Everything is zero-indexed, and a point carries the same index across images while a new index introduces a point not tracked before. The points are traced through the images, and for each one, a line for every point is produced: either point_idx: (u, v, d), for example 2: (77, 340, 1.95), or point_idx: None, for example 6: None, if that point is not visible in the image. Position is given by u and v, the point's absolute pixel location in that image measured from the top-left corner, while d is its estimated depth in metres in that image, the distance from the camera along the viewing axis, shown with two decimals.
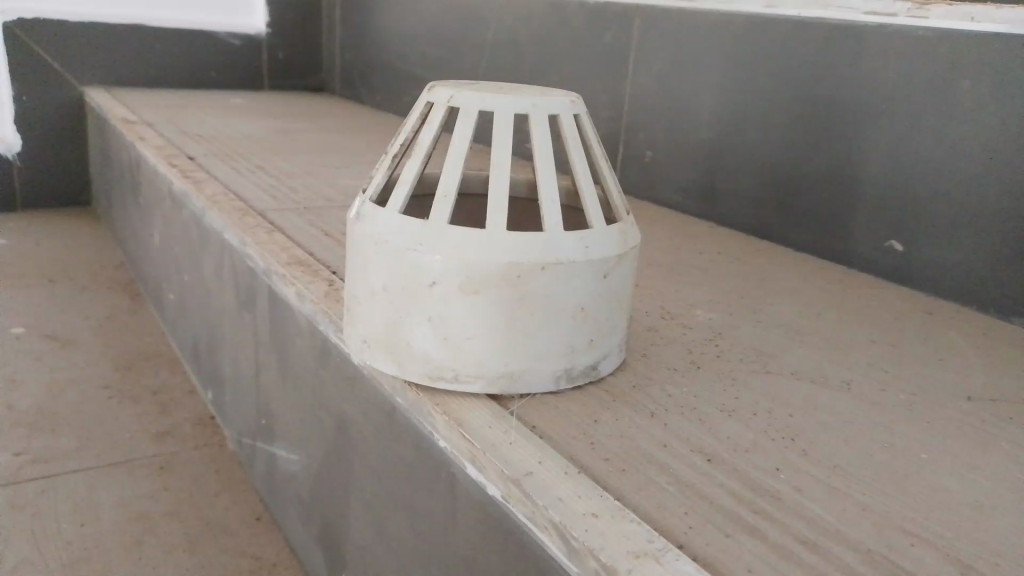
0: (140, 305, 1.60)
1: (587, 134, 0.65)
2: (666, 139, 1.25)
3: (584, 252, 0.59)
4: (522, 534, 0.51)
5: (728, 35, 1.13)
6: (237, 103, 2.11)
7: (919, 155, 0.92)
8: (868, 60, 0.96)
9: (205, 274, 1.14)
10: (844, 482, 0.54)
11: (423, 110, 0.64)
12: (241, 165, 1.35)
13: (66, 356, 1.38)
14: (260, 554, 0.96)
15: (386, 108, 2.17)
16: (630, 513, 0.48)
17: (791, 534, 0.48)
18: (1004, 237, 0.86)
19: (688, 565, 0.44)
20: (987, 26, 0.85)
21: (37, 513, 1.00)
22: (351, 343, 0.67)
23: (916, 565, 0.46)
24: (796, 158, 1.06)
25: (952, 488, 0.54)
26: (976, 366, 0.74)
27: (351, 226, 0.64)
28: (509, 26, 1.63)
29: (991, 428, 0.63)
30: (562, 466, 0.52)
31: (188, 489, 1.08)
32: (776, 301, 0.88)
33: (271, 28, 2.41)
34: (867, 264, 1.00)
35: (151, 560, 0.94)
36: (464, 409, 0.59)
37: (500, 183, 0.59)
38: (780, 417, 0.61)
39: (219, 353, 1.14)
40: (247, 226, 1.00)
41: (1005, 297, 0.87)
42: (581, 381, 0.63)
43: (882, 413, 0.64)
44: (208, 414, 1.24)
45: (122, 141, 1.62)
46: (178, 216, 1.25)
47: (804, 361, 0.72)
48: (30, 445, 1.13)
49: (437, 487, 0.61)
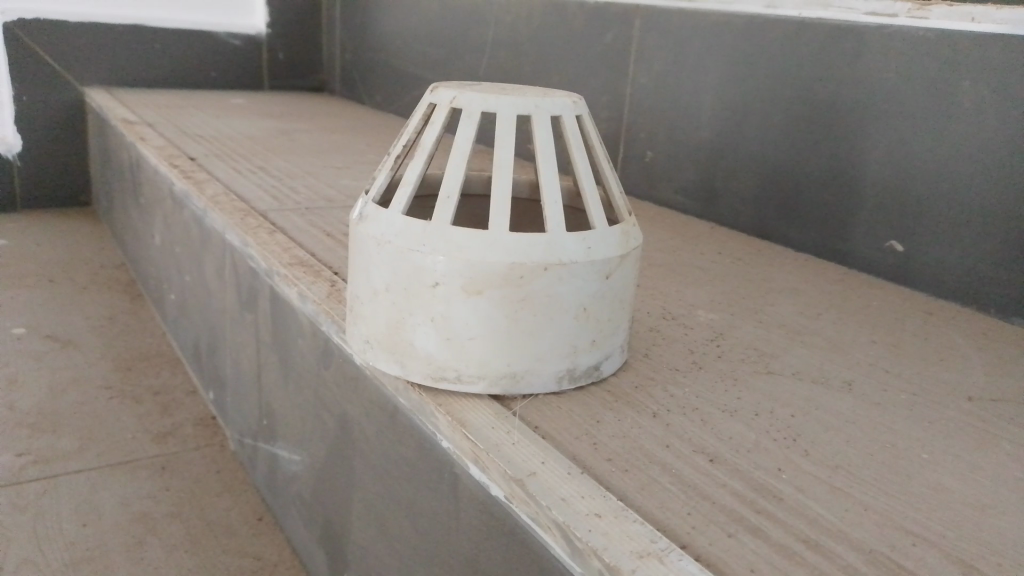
0: (141, 306, 1.60)
1: (589, 134, 0.65)
2: (666, 139, 1.25)
3: (586, 252, 0.59)
4: (526, 534, 0.51)
5: (728, 36, 1.14)
6: (238, 103, 2.11)
7: (919, 155, 0.92)
8: (869, 60, 0.96)
9: (207, 274, 1.14)
10: (846, 482, 0.54)
11: (425, 110, 0.64)
12: (242, 165, 1.35)
13: (67, 356, 1.38)
14: (262, 554, 0.97)
15: (386, 108, 2.17)
16: (633, 513, 0.48)
17: (794, 534, 0.48)
18: (1004, 237, 0.86)
19: (691, 565, 0.44)
20: (987, 27, 0.85)
21: (39, 513, 1.00)
22: (354, 344, 0.67)
23: (918, 564, 0.46)
24: (797, 158, 1.06)
25: (953, 488, 0.54)
26: (976, 366, 0.74)
27: (354, 227, 0.64)
28: (510, 26, 1.63)
29: (991, 428, 0.63)
30: (565, 466, 0.53)
31: (189, 489, 1.08)
32: (777, 301, 0.88)
33: (271, 29, 2.41)
34: (867, 264, 1.00)
35: (154, 560, 0.95)
36: (467, 410, 0.59)
37: (502, 183, 0.59)
38: (782, 418, 0.62)
39: (220, 353, 1.14)
40: (248, 226, 1.00)
41: (1005, 297, 0.87)
42: (583, 381, 0.63)
43: (884, 413, 0.64)
44: (210, 415, 1.24)
45: (122, 141, 1.62)
46: (179, 216, 1.25)
47: (806, 361, 0.73)
48: (31, 445, 1.14)
49: (440, 487, 0.61)
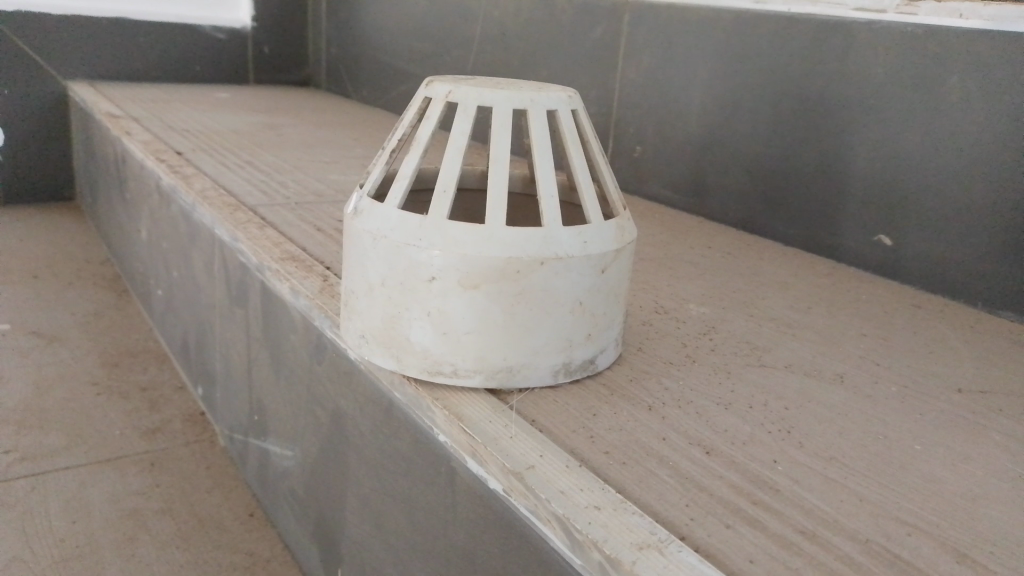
0: (127, 302, 1.59)
1: (585, 129, 0.65)
2: (655, 134, 1.26)
3: (582, 246, 0.59)
4: (524, 527, 0.51)
5: (717, 31, 1.14)
6: (224, 97, 2.09)
7: (907, 151, 0.93)
8: (857, 55, 0.97)
9: (195, 270, 1.13)
10: (841, 474, 0.54)
11: (421, 104, 0.64)
12: (229, 160, 1.34)
13: (53, 353, 1.37)
14: (254, 550, 0.96)
15: (373, 102, 2.17)
16: (631, 505, 0.48)
17: (791, 524, 0.48)
18: (992, 232, 0.87)
19: (691, 556, 0.44)
20: (974, 23, 0.86)
21: (27, 511, 0.99)
22: (349, 339, 0.67)
23: (914, 554, 0.47)
24: (785, 154, 1.07)
25: (946, 478, 0.55)
26: (965, 358, 0.75)
27: (349, 222, 0.64)
28: (497, 21, 1.63)
29: (981, 419, 0.64)
30: (564, 460, 0.53)
31: (179, 486, 1.07)
32: (768, 295, 0.88)
33: (257, 23, 2.39)
34: (855, 258, 1.01)
35: (145, 556, 0.94)
36: (464, 403, 0.59)
37: (499, 177, 0.59)
38: (776, 410, 0.62)
39: (209, 349, 1.13)
40: (237, 221, 1.00)
41: (992, 290, 0.88)
42: (578, 375, 0.63)
43: (877, 405, 0.65)
44: (199, 410, 1.24)
45: (107, 135, 1.60)
46: (166, 211, 1.24)
47: (797, 354, 0.73)
48: (18, 443, 1.12)
49: (436, 481, 0.61)
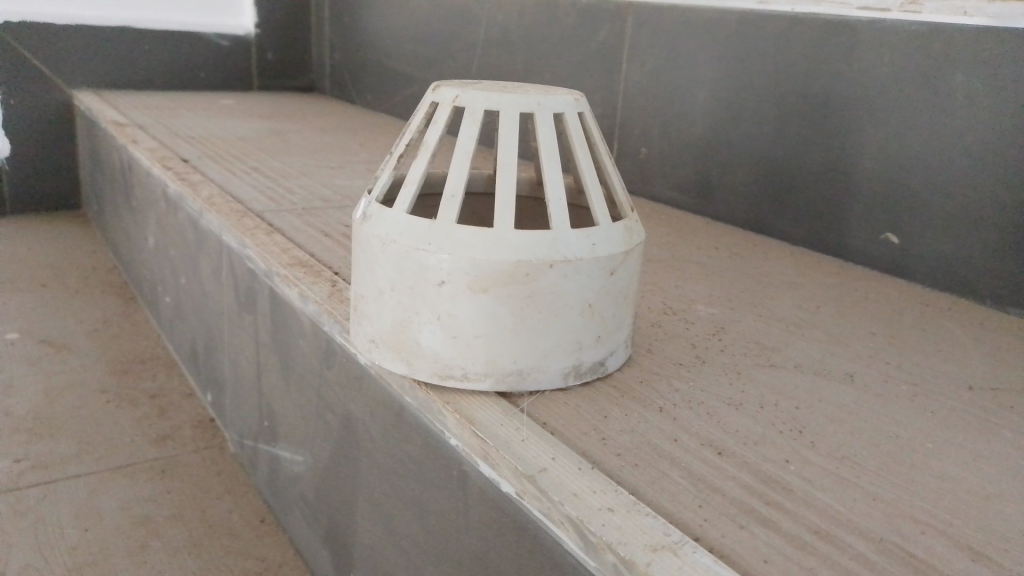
0: (135, 309, 1.60)
1: (592, 131, 0.65)
2: (660, 135, 1.26)
3: (590, 249, 0.59)
4: (538, 530, 0.51)
5: (722, 32, 1.14)
6: (228, 103, 2.10)
7: (913, 149, 0.93)
8: (862, 55, 0.97)
9: (203, 276, 1.14)
10: (853, 473, 0.54)
11: (428, 109, 0.64)
12: (236, 166, 1.35)
13: (62, 361, 1.38)
14: (265, 555, 0.97)
15: (377, 106, 2.17)
16: (645, 506, 0.49)
17: (805, 524, 0.48)
18: (999, 229, 0.87)
19: (705, 557, 0.44)
20: (979, 20, 0.86)
21: (39, 519, 1.00)
22: (359, 343, 0.67)
23: (927, 553, 0.47)
24: (790, 154, 1.07)
25: (959, 476, 0.55)
26: (976, 356, 0.75)
27: (357, 226, 0.64)
28: (501, 24, 1.63)
29: (993, 417, 0.63)
30: (576, 462, 0.53)
31: (191, 491, 1.08)
32: (775, 295, 0.88)
33: (260, 29, 2.40)
34: (862, 256, 1.01)
35: (157, 562, 0.95)
36: (475, 407, 0.59)
37: (507, 180, 0.59)
38: (787, 409, 0.62)
39: (218, 354, 1.13)
40: (245, 226, 1.00)
41: (1002, 286, 0.88)
42: (589, 377, 0.64)
43: (887, 404, 0.64)
44: (208, 417, 1.24)
45: (113, 143, 1.61)
46: (173, 218, 1.25)
47: (807, 354, 0.73)
48: (29, 451, 1.13)
49: (449, 484, 0.61)
